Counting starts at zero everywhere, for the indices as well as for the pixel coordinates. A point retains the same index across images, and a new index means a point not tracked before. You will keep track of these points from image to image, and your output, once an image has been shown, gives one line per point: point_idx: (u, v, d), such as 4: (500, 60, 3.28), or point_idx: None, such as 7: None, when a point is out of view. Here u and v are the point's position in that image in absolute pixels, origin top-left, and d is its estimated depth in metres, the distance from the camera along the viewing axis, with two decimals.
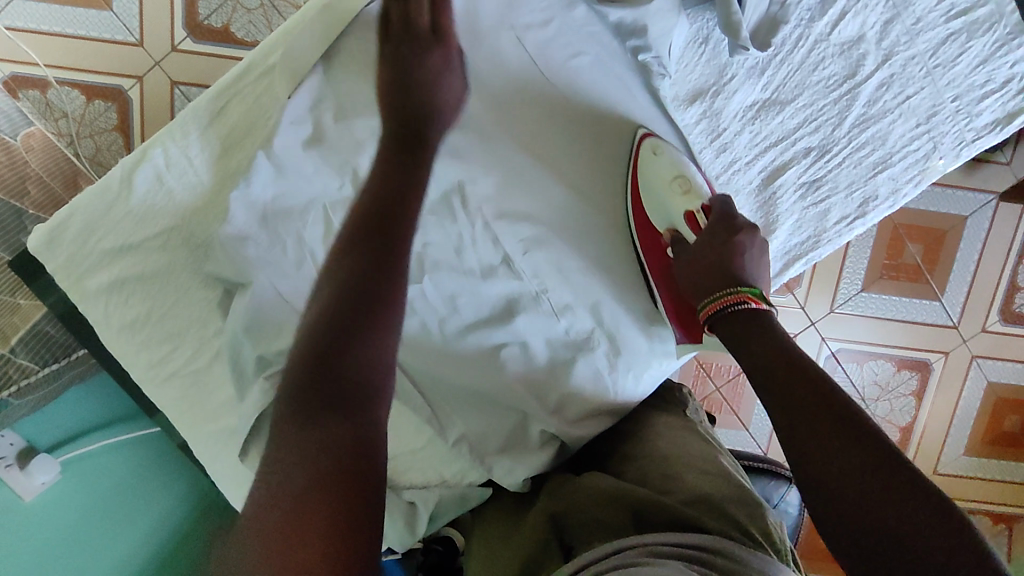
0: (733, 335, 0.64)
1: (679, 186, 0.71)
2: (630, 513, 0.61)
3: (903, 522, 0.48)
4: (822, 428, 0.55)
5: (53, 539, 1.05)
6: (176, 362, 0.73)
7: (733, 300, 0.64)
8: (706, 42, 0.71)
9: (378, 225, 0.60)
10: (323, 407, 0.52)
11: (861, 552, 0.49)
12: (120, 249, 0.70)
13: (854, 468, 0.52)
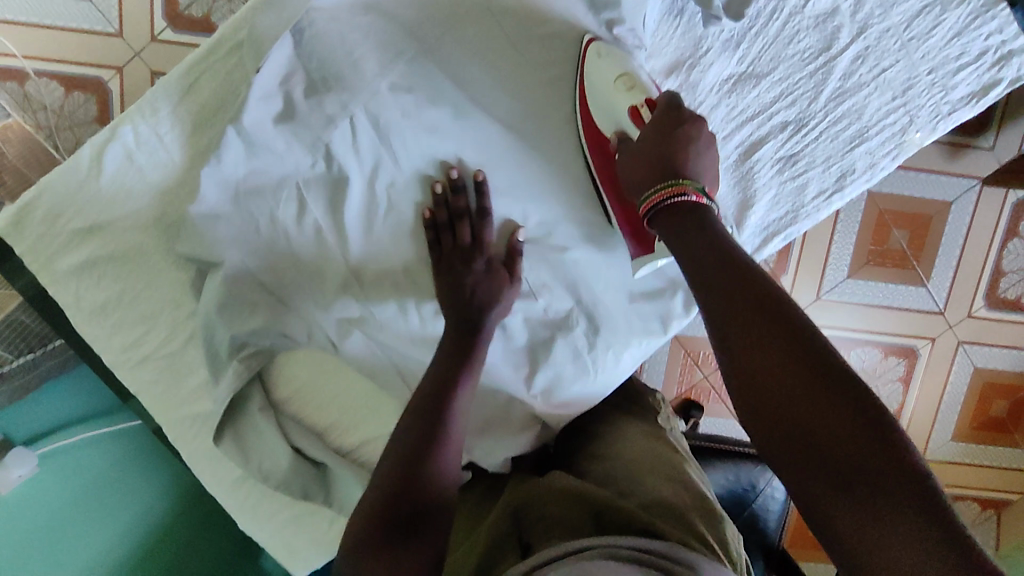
0: (672, 234, 0.56)
1: (622, 84, 0.65)
2: (591, 514, 0.61)
3: (843, 437, 0.45)
4: (758, 331, 0.49)
5: (28, 529, 1.03)
6: (149, 345, 0.72)
7: (672, 192, 0.56)
8: (681, 13, 0.67)
9: (440, 386, 0.65)
10: (404, 528, 0.58)
11: (805, 470, 0.46)
12: (92, 230, 0.69)
13: (790, 379, 0.47)
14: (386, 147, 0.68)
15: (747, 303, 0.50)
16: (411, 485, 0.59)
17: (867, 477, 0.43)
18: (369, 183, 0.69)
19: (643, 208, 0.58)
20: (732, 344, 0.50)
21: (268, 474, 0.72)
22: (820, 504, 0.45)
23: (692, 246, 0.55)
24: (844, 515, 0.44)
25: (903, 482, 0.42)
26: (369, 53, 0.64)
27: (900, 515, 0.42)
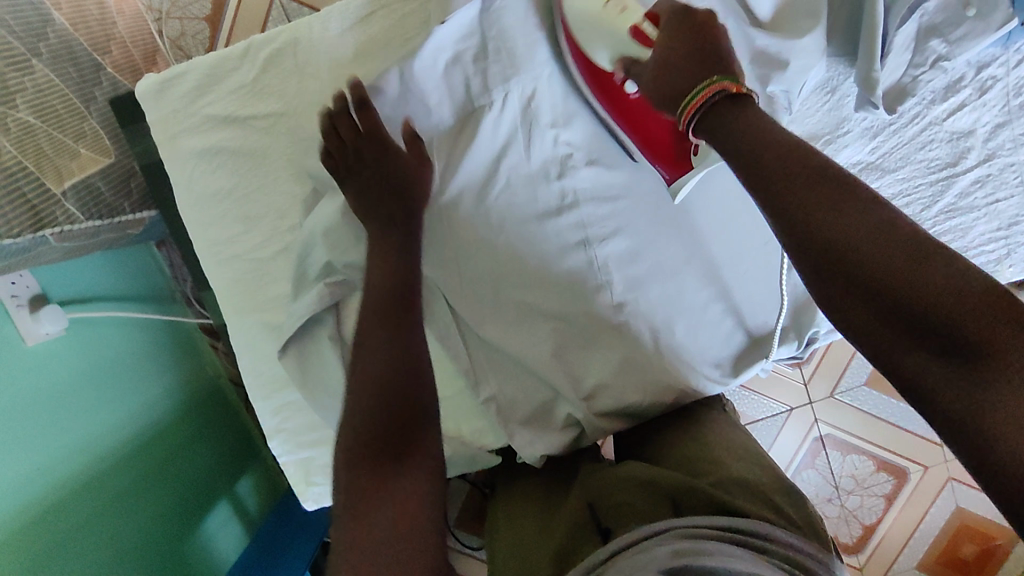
0: (720, 141, 0.55)
1: (618, 8, 0.64)
2: (668, 502, 0.61)
3: (934, 299, 0.44)
4: (828, 198, 0.49)
5: (42, 393, 0.98)
6: (243, 245, 0.74)
7: (714, 91, 0.55)
8: (835, 91, 0.71)
9: (384, 298, 0.61)
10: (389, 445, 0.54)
11: (893, 339, 0.46)
12: (225, 119, 0.71)
13: (866, 245, 0.46)
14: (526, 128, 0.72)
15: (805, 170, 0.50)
16: (369, 425, 0.55)
17: (966, 334, 0.43)
18: (497, 160, 0.73)
19: (683, 116, 0.57)
20: (796, 215, 0.49)
21: (317, 399, 0.74)
22: (915, 373, 0.45)
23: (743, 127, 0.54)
24: (937, 379, 0.44)
25: (1009, 324, 0.42)
26: (545, 42, 0.71)
27: (1003, 358, 0.41)
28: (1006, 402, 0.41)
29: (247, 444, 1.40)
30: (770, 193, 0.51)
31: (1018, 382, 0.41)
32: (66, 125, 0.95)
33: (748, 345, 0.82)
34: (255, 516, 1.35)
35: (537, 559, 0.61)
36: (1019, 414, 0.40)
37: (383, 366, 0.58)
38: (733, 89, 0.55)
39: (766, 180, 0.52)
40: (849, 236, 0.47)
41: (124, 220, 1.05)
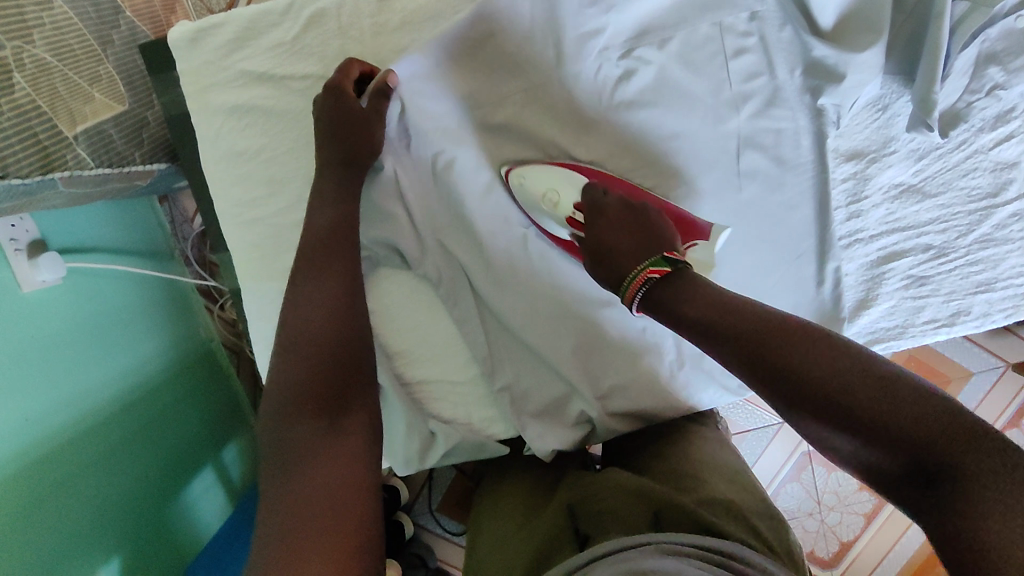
0: (664, 301, 0.55)
1: (548, 200, 0.69)
2: (652, 514, 0.61)
3: (910, 442, 0.41)
4: (785, 349, 0.47)
5: (34, 344, 0.94)
6: (265, 210, 0.72)
7: (639, 283, 0.56)
8: (885, 109, 0.69)
9: (318, 258, 0.65)
10: (335, 396, 0.59)
11: (896, 488, 0.43)
12: (259, 77, 0.68)
13: (843, 395, 0.44)
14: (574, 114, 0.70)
15: (765, 330, 0.49)
16: (312, 376, 0.59)
17: (956, 471, 0.40)
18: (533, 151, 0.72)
19: (625, 300, 0.57)
20: (767, 369, 0.48)
21: None
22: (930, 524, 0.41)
23: (692, 291, 0.54)
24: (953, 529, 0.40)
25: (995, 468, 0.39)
26: None
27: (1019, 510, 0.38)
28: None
29: (235, 412, 1.37)
30: (742, 345, 0.49)
31: None
32: (81, 67, 0.92)
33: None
34: (237, 485, 1.32)
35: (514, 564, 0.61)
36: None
37: (328, 327, 0.62)
38: (661, 272, 0.56)
39: (735, 336, 0.50)
40: (815, 386, 0.45)
41: (132, 171, 1.01)
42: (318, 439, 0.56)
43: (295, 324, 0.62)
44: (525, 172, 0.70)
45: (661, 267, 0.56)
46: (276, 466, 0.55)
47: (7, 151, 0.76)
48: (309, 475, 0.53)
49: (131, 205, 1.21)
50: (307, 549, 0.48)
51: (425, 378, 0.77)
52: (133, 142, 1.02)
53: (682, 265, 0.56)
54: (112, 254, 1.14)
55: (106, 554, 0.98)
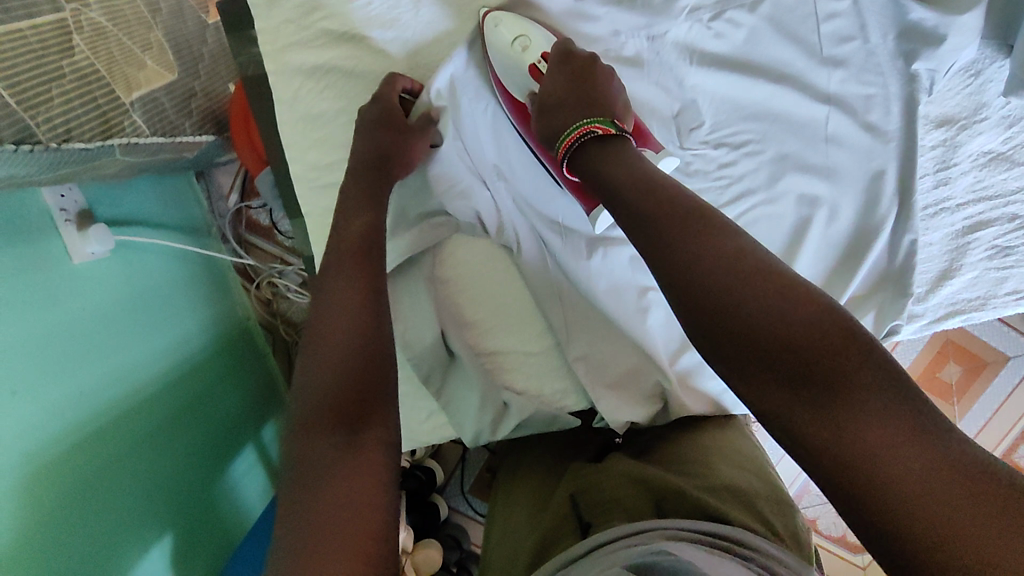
0: (590, 171, 0.57)
1: (521, 46, 0.64)
2: (654, 503, 0.61)
3: (763, 322, 0.43)
4: (687, 241, 0.48)
5: (86, 316, 0.92)
6: (343, 173, 0.70)
7: (582, 130, 0.58)
8: (979, 74, 0.68)
9: (373, 238, 0.61)
10: (351, 405, 0.50)
11: (761, 387, 0.43)
12: (340, 36, 0.67)
13: (720, 277, 0.45)
14: (665, 75, 0.68)
15: (672, 221, 0.49)
16: (332, 384, 0.51)
17: (806, 360, 0.41)
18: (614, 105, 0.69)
19: (560, 150, 0.59)
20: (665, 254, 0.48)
21: (408, 345, 0.72)
22: (775, 413, 0.42)
23: (615, 168, 0.55)
24: (801, 417, 0.40)
25: (853, 355, 0.40)
26: None
27: (862, 399, 0.39)
28: (872, 439, 0.37)
29: (271, 389, 1.36)
30: (638, 224, 0.51)
31: (874, 416, 0.38)
32: (134, 31, 0.89)
33: (867, 333, 0.73)
34: (277, 465, 1.31)
35: (523, 548, 0.63)
36: (879, 441, 0.37)
37: (356, 330, 0.54)
38: (603, 132, 0.57)
39: (632, 209, 0.52)
40: (693, 263, 0.47)
41: (182, 141, 1.00)
42: (335, 454, 0.47)
43: (332, 317, 0.55)
44: (490, 20, 0.65)
45: (607, 128, 0.57)
46: (288, 486, 0.47)
47: (71, 115, 0.75)
48: (322, 493, 0.45)
49: (168, 180, 1.19)
50: (313, 556, 0.41)
51: (499, 348, 0.75)
52: (183, 112, 1.00)
53: (623, 137, 0.57)
54: (149, 226, 1.11)
55: (156, 533, 0.94)
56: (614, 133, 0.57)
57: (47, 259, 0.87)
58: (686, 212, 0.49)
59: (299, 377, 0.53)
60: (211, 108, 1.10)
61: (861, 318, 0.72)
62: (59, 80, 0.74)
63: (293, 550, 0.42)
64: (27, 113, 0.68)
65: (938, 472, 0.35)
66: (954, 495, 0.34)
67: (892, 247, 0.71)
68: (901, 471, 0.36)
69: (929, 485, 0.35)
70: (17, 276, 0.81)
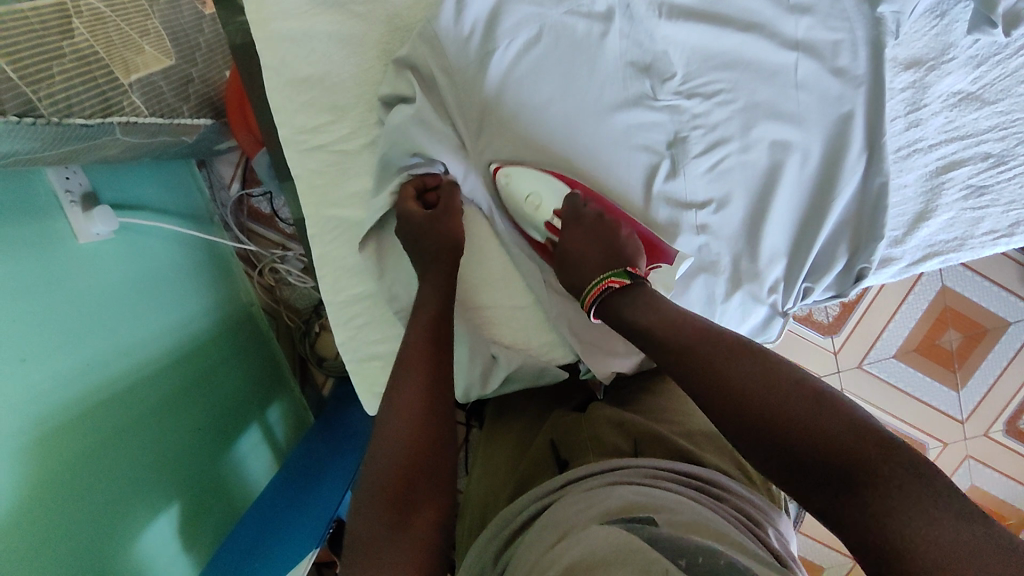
0: (620, 321, 0.61)
1: (534, 203, 0.69)
2: (632, 441, 0.67)
3: (802, 438, 0.46)
4: (734, 369, 0.52)
5: (94, 293, 0.96)
6: (330, 135, 0.73)
7: (603, 286, 0.63)
8: (944, 15, 0.70)
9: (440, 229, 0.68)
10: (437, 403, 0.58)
11: (813, 497, 0.45)
12: (322, 3, 0.70)
13: (757, 402, 0.49)
14: (634, 28, 0.70)
15: (703, 350, 0.54)
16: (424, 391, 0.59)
17: (849, 469, 0.43)
18: (584, 49, 0.70)
19: (585, 304, 0.64)
20: (701, 387, 0.53)
21: (394, 297, 0.73)
22: (829, 518, 0.44)
23: (644, 306, 0.60)
24: (854, 521, 0.42)
25: (885, 459, 0.42)
26: None
27: (902, 500, 0.41)
28: (920, 539, 0.39)
29: (275, 371, 1.39)
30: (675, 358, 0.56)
31: (920, 516, 0.40)
32: (131, 18, 0.93)
33: (841, 274, 0.75)
34: (281, 445, 1.34)
35: (505, 486, 0.69)
36: (931, 540, 0.39)
37: (436, 331, 0.63)
38: (621, 283, 0.62)
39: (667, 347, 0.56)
40: (732, 392, 0.51)
41: (181, 123, 1.03)
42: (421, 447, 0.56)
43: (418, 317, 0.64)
44: (503, 174, 0.70)
45: (625, 278, 0.62)
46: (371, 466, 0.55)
47: (72, 92, 0.78)
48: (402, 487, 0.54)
49: (168, 168, 1.22)
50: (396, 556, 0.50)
51: (488, 302, 0.75)
52: (180, 95, 1.04)
53: (643, 282, 0.62)
54: (152, 211, 1.15)
55: (164, 502, 0.98)
56: (632, 281, 0.62)
57: (52, 238, 0.91)
58: (715, 344, 0.54)
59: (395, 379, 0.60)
60: (208, 95, 1.14)
61: (836, 257, 0.73)
62: (60, 59, 0.78)
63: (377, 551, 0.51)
64: (29, 87, 0.71)
65: (982, 566, 0.37)
66: None
67: (863, 191, 0.73)
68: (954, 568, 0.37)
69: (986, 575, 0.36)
70: (25, 251, 0.84)
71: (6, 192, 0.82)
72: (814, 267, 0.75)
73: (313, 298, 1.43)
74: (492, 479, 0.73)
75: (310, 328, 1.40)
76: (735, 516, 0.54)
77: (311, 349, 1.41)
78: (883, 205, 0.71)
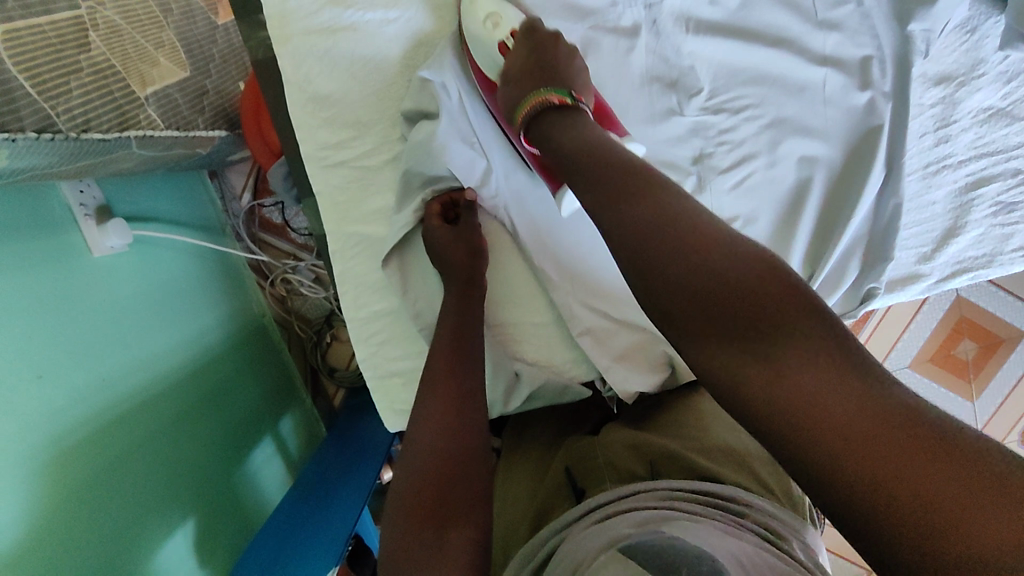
0: (545, 137, 0.56)
1: (491, 24, 0.66)
2: (647, 464, 0.66)
3: (720, 280, 0.41)
4: (653, 202, 0.46)
5: (105, 310, 0.94)
6: (353, 151, 0.73)
7: (544, 100, 0.58)
8: (975, 31, 0.70)
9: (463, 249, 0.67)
10: (458, 426, 0.57)
11: (705, 340, 0.42)
12: (345, 18, 0.69)
13: (671, 239, 0.44)
14: (659, 45, 0.69)
15: (619, 181, 0.48)
16: (443, 415, 0.57)
17: (760, 321, 0.40)
18: (610, 62, 0.69)
19: (518, 120, 0.60)
20: (608, 229, 0.47)
21: (418, 315, 0.72)
22: (714, 364, 0.41)
23: (568, 134, 0.54)
24: (748, 375, 0.40)
25: (797, 313, 0.39)
26: None
27: (808, 359, 0.38)
28: (816, 396, 0.37)
29: (287, 383, 1.38)
30: (594, 188, 0.49)
31: (823, 375, 0.37)
32: (146, 31, 0.93)
33: (847, 295, 0.74)
34: (294, 457, 1.33)
35: (526, 511, 0.69)
36: (829, 399, 0.37)
37: (456, 352, 0.62)
38: (559, 101, 0.57)
39: (585, 179, 0.50)
40: (652, 224, 0.45)
41: (196, 136, 1.02)
42: (446, 471, 0.54)
43: (441, 339, 0.63)
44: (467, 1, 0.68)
45: (565, 98, 0.57)
46: (398, 491, 0.54)
47: (89, 106, 0.78)
48: (428, 511, 0.52)
49: (181, 179, 1.22)
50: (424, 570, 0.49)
51: (509, 321, 0.74)
52: (196, 107, 1.03)
53: (580, 107, 0.57)
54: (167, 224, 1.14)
55: (179, 518, 0.96)
56: (570, 103, 0.57)
57: (68, 252, 0.90)
58: (642, 175, 0.47)
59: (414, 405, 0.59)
60: (222, 106, 1.13)
61: (846, 268, 0.72)
62: (77, 73, 0.77)
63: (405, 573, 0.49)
64: (48, 102, 0.71)
65: (873, 423, 0.35)
66: (913, 465, 0.34)
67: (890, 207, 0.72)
68: (846, 427, 0.36)
69: (877, 432, 0.35)
70: (40, 266, 0.83)
71: (21, 208, 0.82)
72: (824, 284, 0.72)
73: (324, 308, 1.41)
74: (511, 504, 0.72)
75: (321, 338, 1.39)
76: (764, 536, 0.53)
77: (322, 360, 1.39)
78: (894, 227, 0.71)
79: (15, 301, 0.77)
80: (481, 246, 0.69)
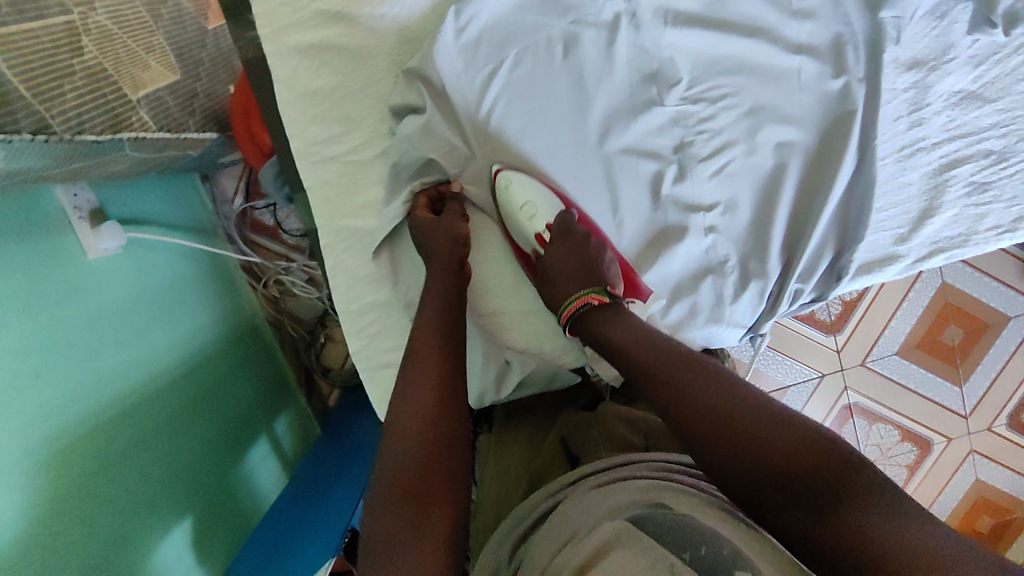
0: (595, 338, 0.62)
1: (527, 212, 0.68)
2: (643, 436, 0.70)
3: (769, 449, 0.49)
4: (698, 384, 0.54)
5: (99, 311, 0.95)
6: (343, 146, 0.74)
7: (581, 301, 0.63)
8: (944, 17, 0.72)
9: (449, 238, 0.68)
10: (446, 405, 0.59)
11: (773, 507, 0.48)
12: (332, 16, 0.71)
13: (719, 417, 0.52)
14: (639, 37, 0.71)
15: (669, 364, 0.57)
16: (432, 393, 0.59)
17: (814, 481, 0.46)
18: (592, 54, 0.70)
19: (562, 319, 0.64)
20: (665, 407, 0.55)
21: (409, 304, 0.74)
22: (789, 528, 0.47)
23: (615, 323, 0.61)
24: (817, 529, 0.45)
25: (838, 468, 0.46)
26: None
27: (861, 507, 0.44)
28: (880, 537, 0.42)
29: (280, 382, 1.39)
30: (642, 374, 0.57)
31: (876, 517, 0.43)
32: (137, 35, 0.94)
33: (825, 274, 0.76)
34: (289, 456, 1.34)
35: (518, 487, 0.71)
36: (893, 538, 0.42)
37: (445, 334, 0.64)
38: (599, 301, 0.63)
39: (633, 360, 0.59)
40: (701, 411, 0.53)
41: (187, 138, 1.04)
42: (433, 449, 0.56)
43: (427, 321, 0.64)
44: (502, 180, 0.69)
45: (604, 297, 0.62)
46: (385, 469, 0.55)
47: (83, 109, 0.79)
48: (417, 487, 0.54)
49: (172, 182, 1.22)
50: (415, 541, 0.51)
51: (499, 308, 0.75)
52: (187, 110, 1.05)
53: (620, 302, 0.63)
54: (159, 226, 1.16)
55: (176, 516, 0.97)
56: (610, 300, 0.63)
57: (63, 254, 0.91)
58: (686, 362, 0.56)
59: (407, 377, 0.61)
60: (212, 109, 1.14)
61: (821, 257, 0.74)
62: (71, 78, 0.78)
63: (396, 544, 0.51)
64: (43, 105, 0.72)
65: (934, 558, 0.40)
66: None
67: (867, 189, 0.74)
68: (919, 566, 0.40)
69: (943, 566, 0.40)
70: (36, 268, 0.85)
71: (16, 210, 0.83)
72: (804, 268, 0.75)
73: (317, 309, 1.43)
74: (503, 479, 0.74)
75: (316, 338, 1.40)
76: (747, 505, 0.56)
77: (316, 359, 1.41)
78: (866, 207, 0.73)
79: (10, 302, 0.78)
80: (466, 234, 0.70)
